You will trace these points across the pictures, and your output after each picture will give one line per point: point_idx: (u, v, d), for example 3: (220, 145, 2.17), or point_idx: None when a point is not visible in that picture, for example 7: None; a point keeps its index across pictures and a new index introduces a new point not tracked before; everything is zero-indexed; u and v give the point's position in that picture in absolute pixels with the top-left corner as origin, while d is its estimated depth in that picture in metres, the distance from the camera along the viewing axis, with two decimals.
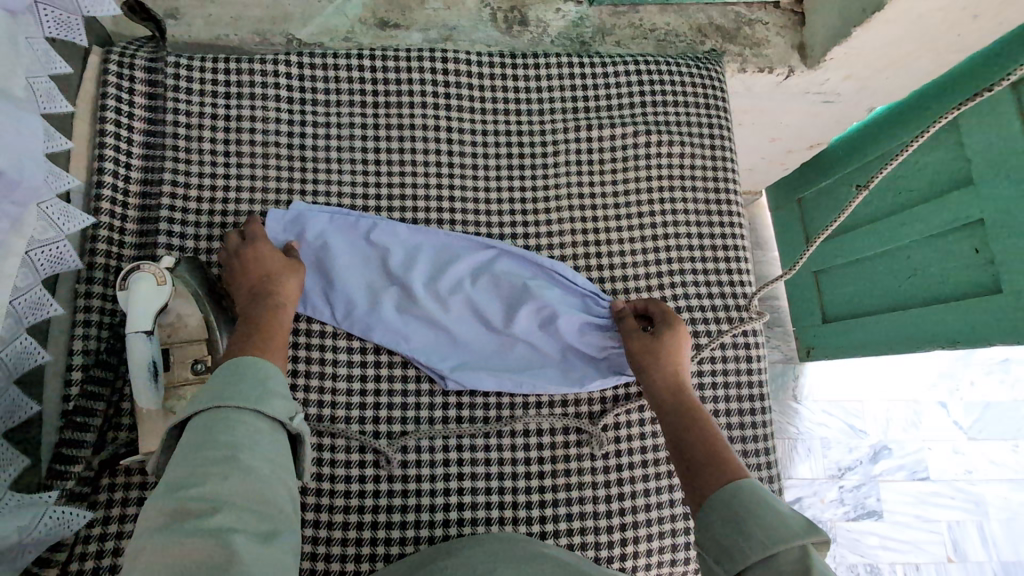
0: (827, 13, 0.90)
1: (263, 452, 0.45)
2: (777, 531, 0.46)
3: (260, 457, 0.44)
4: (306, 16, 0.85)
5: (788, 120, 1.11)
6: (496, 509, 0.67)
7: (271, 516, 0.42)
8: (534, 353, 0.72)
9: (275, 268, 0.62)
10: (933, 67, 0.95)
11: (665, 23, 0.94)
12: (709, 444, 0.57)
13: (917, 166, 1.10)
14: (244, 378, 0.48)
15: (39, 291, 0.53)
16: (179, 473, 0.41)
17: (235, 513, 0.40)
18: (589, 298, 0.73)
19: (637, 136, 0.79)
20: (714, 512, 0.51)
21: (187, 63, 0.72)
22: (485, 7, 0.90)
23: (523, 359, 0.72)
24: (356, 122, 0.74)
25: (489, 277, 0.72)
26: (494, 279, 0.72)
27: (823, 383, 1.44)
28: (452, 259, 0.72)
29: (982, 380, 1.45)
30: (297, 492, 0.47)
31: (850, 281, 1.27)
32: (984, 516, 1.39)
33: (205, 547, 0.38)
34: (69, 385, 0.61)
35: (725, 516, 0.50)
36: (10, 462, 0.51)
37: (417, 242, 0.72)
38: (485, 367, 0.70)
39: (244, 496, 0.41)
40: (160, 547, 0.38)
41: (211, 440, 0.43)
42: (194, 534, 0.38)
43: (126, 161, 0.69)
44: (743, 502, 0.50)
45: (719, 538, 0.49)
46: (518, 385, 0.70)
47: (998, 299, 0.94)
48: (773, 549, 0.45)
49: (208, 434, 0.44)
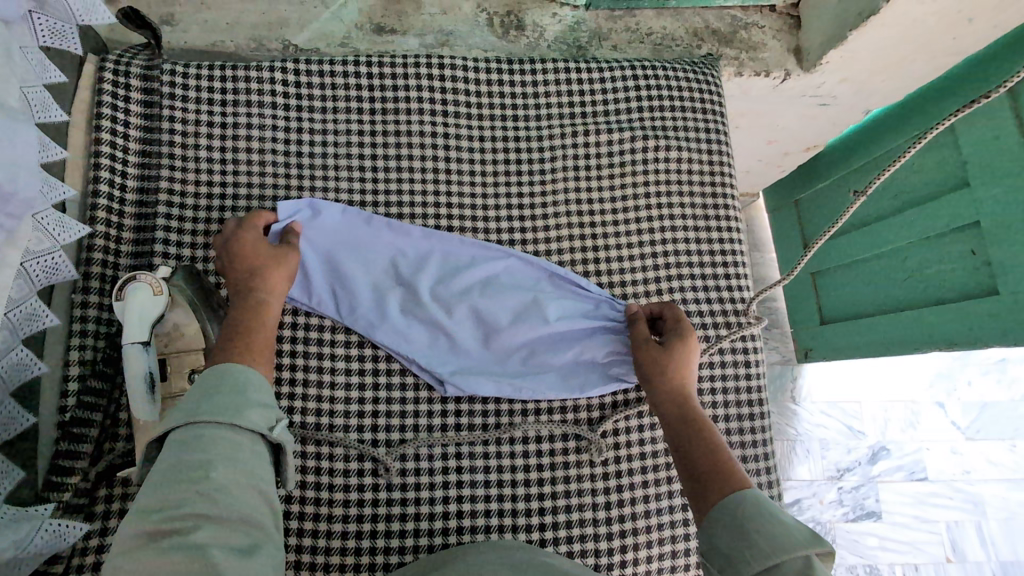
0: (822, 16, 0.90)
1: (236, 467, 0.44)
2: (777, 542, 0.47)
3: (239, 470, 0.44)
4: (302, 22, 0.85)
5: (785, 123, 1.12)
6: (495, 516, 0.67)
7: (252, 529, 0.43)
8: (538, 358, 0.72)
9: (263, 261, 0.61)
10: (929, 70, 0.95)
11: (662, 27, 0.94)
12: (714, 457, 0.58)
13: (914, 168, 1.10)
14: (222, 390, 0.48)
15: (34, 303, 0.53)
16: (154, 497, 0.41)
17: (215, 529, 0.40)
18: (601, 303, 0.73)
19: (635, 141, 0.79)
20: (717, 522, 0.51)
21: (183, 70, 0.72)
22: (482, 12, 0.91)
23: (526, 365, 0.72)
24: (353, 128, 0.74)
25: (498, 284, 0.72)
26: (501, 286, 0.72)
27: (821, 385, 1.44)
28: (461, 265, 0.72)
29: (980, 380, 1.45)
30: (277, 502, 0.47)
31: (848, 283, 1.27)
32: (983, 516, 1.39)
33: (184, 563, 0.38)
34: (65, 396, 0.60)
35: (727, 526, 0.50)
36: (5, 475, 0.50)
37: (429, 247, 0.72)
38: (486, 372, 0.70)
39: (224, 510, 0.42)
40: (142, 565, 0.38)
41: (187, 456, 0.43)
42: (173, 549, 0.38)
43: (122, 169, 0.68)
44: (743, 511, 0.51)
45: (723, 548, 0.49)
46: (519, 391, 0.70)
47: (996, 301, 0.95)
48: (777, 560, 0.46)
49: (181, 454, 0.43)
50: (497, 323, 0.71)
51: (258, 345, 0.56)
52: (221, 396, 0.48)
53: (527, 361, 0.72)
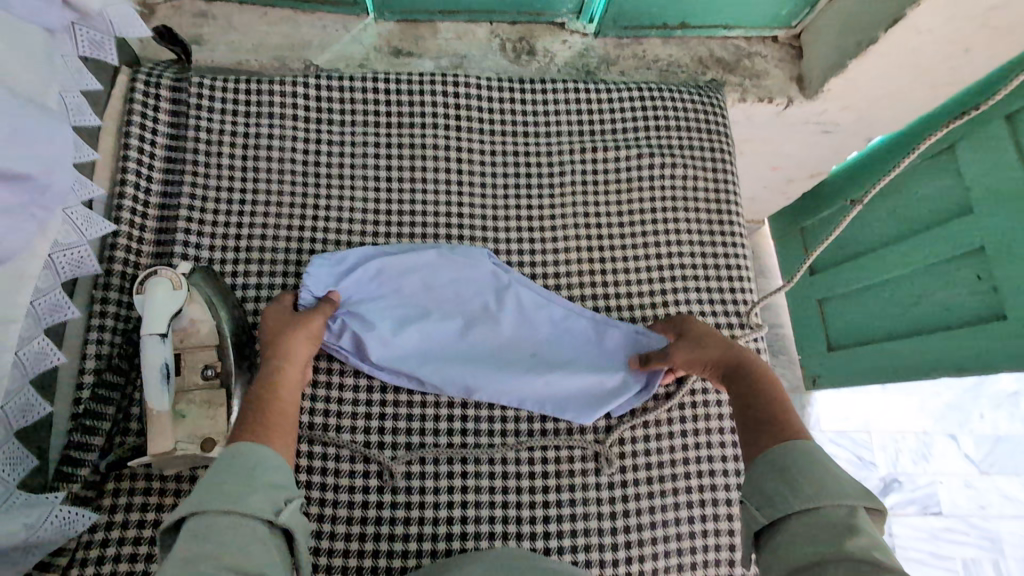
0: (824, 47, 0.93)
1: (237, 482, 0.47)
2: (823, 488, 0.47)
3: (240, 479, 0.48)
4: (324, 44, 0.90)
5: (789, 149, 1.14)
6: (500, 524, 0.66)
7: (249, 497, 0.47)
8: (420, 268, 0.72)
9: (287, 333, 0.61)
10: (927, 100, 0.98)
11: (667, 55, 0.98)
12: (784, 407, 0.58)
13: (916, 196, 1.12)
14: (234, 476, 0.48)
15: (57, 294, 0.55)
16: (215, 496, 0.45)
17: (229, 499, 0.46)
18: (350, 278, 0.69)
19: (641, 158, 0.82)
20: (767, 468, 0.51)
21: (210, 83, 0.75)
22: (495, 39, 0.95)
23: (427, 265, 0.72)
24: (369, 140, 0.77)
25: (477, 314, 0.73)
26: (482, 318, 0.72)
27: (831, 412, 1.42)
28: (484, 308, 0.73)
29: (993, 413, 1.44)
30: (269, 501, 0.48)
31: (852, 308, 1.27)
32: (1000, 554, 1.35)
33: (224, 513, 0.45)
34: (81, 388, 0.62)
35: (777, 473, 0.50)
36: (20, 461, 0.52)
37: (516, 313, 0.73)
38: (611, 327, 0.74)
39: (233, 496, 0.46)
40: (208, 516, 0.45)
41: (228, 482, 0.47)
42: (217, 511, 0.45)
43: (147, 174, 0.71)
44: (797, 461, 0.50)
45: (767, 488, 0.50)
46: (461, 264, 0.73)
47: (1004, 325, 0.94)
48: (816, 503, 0.46)
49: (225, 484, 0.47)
50: (537, 339, 0.73)
51: (287, 398, 0.58)
52: (229, 535, 0.44)
53: (438, 282, 0.72)
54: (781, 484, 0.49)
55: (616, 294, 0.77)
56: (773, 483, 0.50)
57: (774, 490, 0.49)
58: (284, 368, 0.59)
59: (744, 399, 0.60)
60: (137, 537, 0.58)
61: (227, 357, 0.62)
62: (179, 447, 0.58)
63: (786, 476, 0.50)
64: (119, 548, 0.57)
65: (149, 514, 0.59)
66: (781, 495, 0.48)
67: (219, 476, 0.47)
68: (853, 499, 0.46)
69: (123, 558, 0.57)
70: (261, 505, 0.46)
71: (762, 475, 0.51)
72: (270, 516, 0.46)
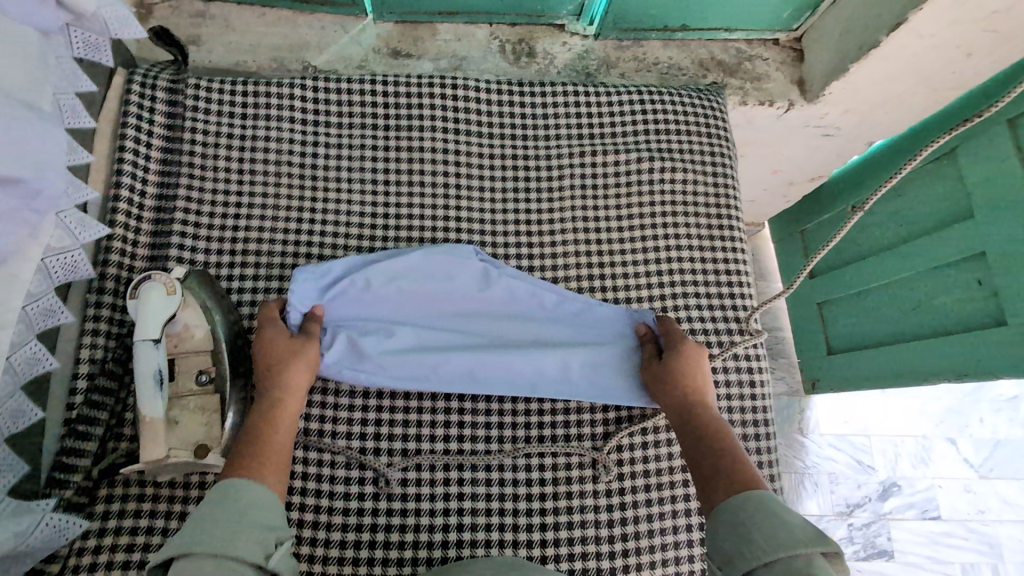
0: (826, 50, 0.93)
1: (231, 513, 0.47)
2: (775, 539, 0.47)
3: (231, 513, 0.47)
4: (322, 45, 0.89)
5: (789, 153, 1.14)
6: (497, 531, 0.66)
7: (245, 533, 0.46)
8: (405, 269, 0.70)
9: (288, 355, 0.61)
10: (929, 104, 0.97)
11: (668, 57, 0.97)
12: (732, 451, 0.59)
13: (917, 200, 1.11)
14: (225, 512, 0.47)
15: (50, 298, 0.55)
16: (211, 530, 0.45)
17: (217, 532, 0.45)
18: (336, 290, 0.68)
19: (641, 162, 0.81)
20: (719, 522, 0.52)
21: (207, 84, 0.75)
22: (494, 40, 0.94)
23: (409, 269, 0.70)
24: (367, 143, 0.77)
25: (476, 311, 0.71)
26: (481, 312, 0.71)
27: (830, 416, 1.42)
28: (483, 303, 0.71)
29: (992, 417, 1.44)
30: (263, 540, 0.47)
31: (852, 312, 1.26)
32: (999, 559, 1.35)
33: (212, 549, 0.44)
34: (74, 393, 0.61)
35: (730, 523, 0.51)
36: (11, 468, 0.52)
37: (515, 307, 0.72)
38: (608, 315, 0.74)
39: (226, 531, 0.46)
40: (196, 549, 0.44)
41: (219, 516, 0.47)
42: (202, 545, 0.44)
43: (143, 176, 0.71)
44: (747, 511, 0.51)
45: (721, 543, 0.50)
46: (444, 263, 0.71)
47: (1003, 331, 0.93)
48: (771, 556, 0.46)
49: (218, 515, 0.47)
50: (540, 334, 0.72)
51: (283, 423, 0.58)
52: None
53: (426, 280, 0.70)
54: (739, 533, 0.50)
55: (615, 299, 0.76)
56: (727, 537, 0.50)
57: (730, 545, 0.50)
58: (283, 397, 0.59)
59: (696, 442, 0.61)
60: (129, 544, 0.57)
61: (221, 364, 0.61)
62: (173, 454, 0.57)
63: (737, 530, 0.50)
64: (111, 554, 0.57)
65: (142, 520, 0.58)
66: (737, 554, 0.48)
67: (214, 508, 0.47)
68: (804, 546, 0.46)
69: (114, 564, 0.57)
70: (251, 547, 0.45)
71: (717, 529, 0.52)
72: (259, 561, 0.45)
